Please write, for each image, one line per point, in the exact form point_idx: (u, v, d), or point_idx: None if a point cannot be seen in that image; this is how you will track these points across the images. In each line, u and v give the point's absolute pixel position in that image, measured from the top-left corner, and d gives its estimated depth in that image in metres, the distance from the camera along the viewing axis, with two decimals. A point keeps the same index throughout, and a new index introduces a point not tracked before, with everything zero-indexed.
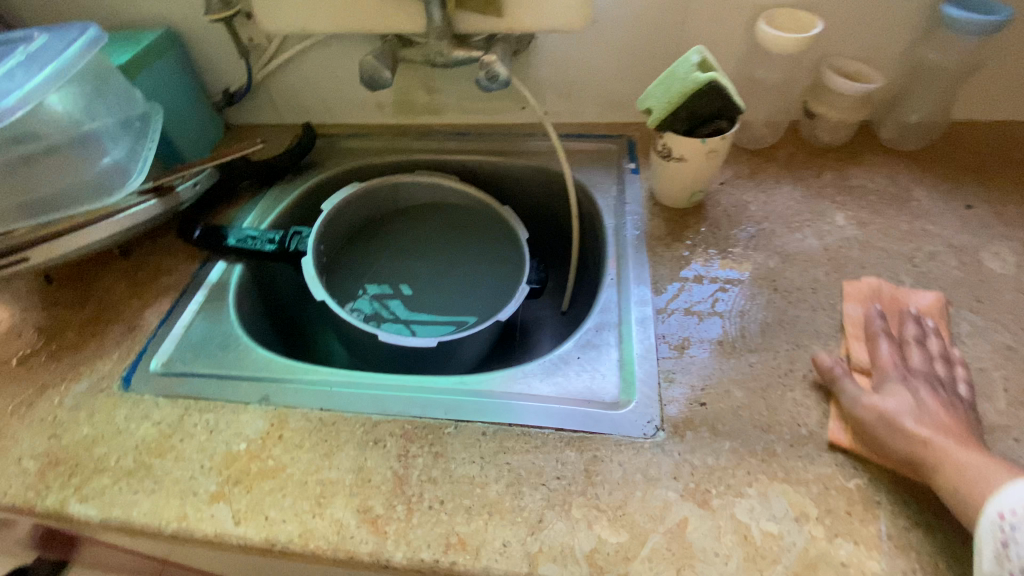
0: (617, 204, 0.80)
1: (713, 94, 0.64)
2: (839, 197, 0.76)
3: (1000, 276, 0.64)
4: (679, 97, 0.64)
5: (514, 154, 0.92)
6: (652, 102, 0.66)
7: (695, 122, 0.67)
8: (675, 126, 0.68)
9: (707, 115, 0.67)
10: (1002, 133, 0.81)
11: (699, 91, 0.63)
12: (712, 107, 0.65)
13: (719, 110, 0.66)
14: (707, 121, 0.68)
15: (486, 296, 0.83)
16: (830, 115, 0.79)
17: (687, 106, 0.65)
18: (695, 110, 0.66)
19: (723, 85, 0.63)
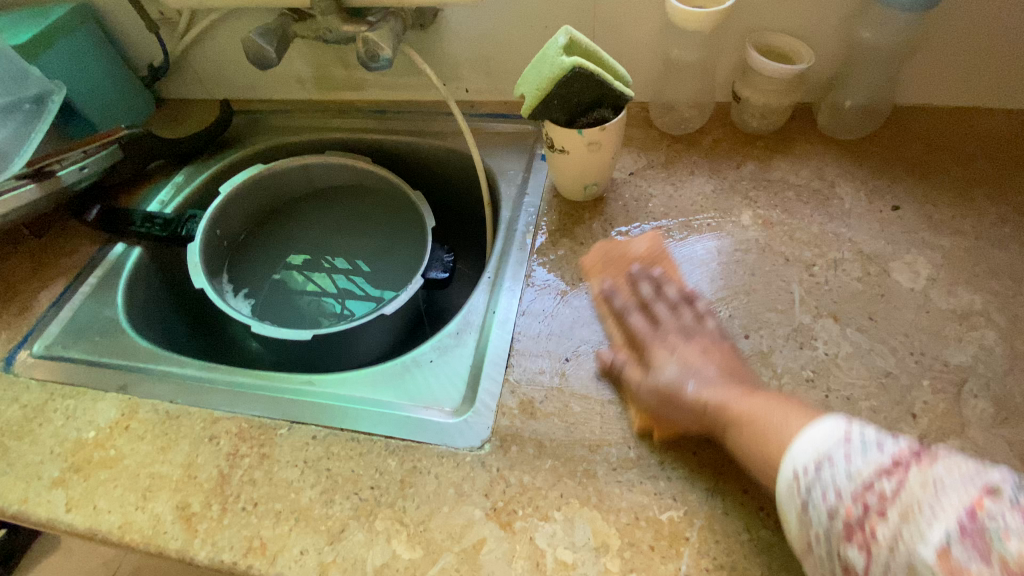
0: (518, 195, 0.76)
1: (586, 80, 0.58)
2: (752, 192, 0.69)
3: (904, 292, 0.57)
4: (549, 82, 0.58)
5: (429, 135, 0.87)
6: (524, 89, 0.60)
7: (575, 110, 0.61)
8: (551, 115, 0.62)
9: (587, 105, 0.62)
10: (956, 122, 0.73)
11: (567, 76, 0.57)
12: (589, 94, 0.60)
13: (598, 98, 0.61)
14: (588, 111, 0.62)
15: (405, 271, 0.83)
16: (754, 99, 0.72)
17: (559, 94, 0.59)
18: (570, 98, 0.60)
19: (592, 71, 0.57)
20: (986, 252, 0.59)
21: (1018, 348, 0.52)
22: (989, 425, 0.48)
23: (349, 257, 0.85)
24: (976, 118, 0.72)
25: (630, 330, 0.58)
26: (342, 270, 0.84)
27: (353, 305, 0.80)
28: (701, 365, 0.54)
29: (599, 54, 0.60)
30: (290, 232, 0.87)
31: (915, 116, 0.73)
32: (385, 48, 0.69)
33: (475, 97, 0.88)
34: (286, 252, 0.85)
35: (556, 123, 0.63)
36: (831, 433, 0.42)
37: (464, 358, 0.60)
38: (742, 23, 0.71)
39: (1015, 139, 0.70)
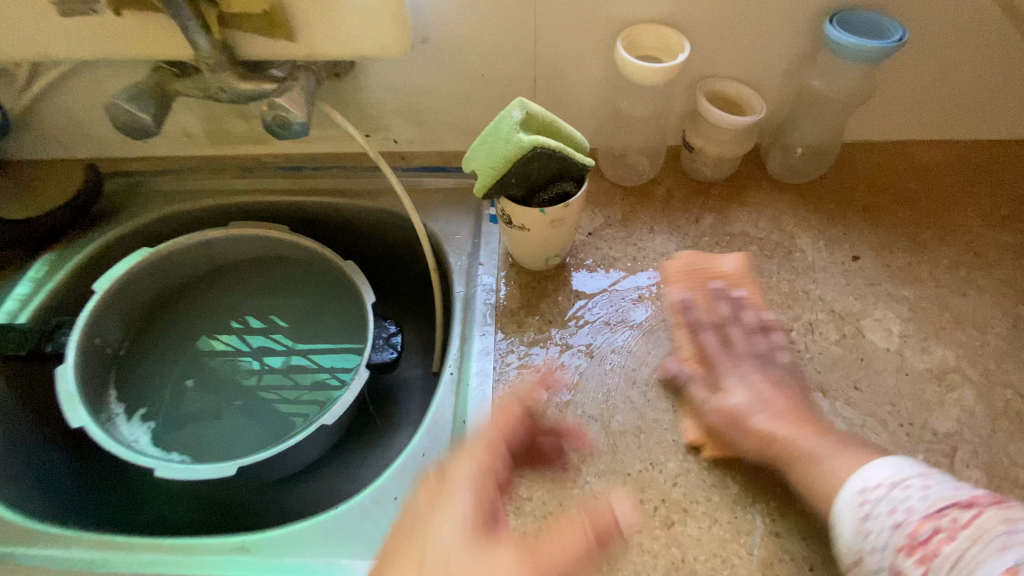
0: (470, 265, 0.68)
1: (547, 157, 0.52)
2: (717, 248, 0.66)
3: (880, 354, 0.56)
4: (505, 162, 0.51)
5: (356, 195, 0.76)
6: (476, 167, 0.53)
7: (534, 186, 0.55)
8: (509, 193, 0.55)
9: (547, 178, 0.55)
10: (891, 160, 0.74)
11: (525, 155, 0.51)
12: (549, 169, 0.54)
13: (559, 173, 0.55)
14: (549, 185, 0.56)
15: (340, 335, 0.72)
16: (707, 149, 0.69)
17: (518, 173, 0.52)
18: (529, 174, 0.53)
19: (553, 148, 0.51)
20: (944, 301, 0.60)
21: (993, 406, 0.53)
22: None
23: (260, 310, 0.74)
24: (908, 155, 0.75)
25: (620, 430, 0.52)
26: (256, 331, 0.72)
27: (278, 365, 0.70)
28: (702, 466, 0.50)
29: (556, 122, 0.54)
30: (195, 312, 0.73)
31: (855, 156, 0.74)
32: (295, 114, 0.57)
33: (406, 148, 0.78)
34: (190, 328, 0.72)
35: (514, 200, 0.56)
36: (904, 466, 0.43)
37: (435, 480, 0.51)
38: (691, 70, 0.67)
39: (944, 177, 0.73)
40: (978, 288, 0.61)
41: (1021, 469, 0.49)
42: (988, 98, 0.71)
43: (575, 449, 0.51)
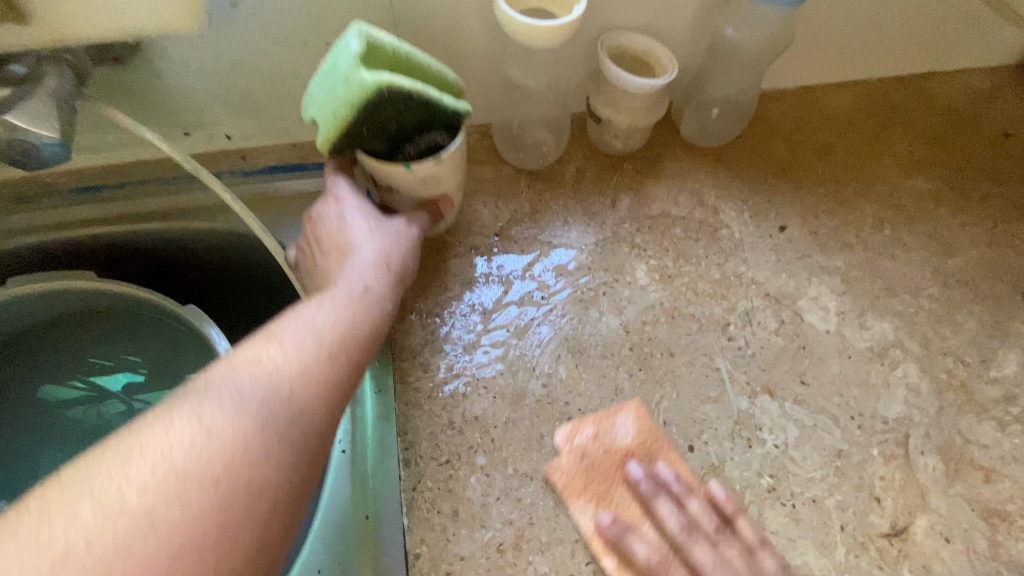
0: None
1: (404, 103, 0.42)
2: (640, 236, 0.58)
3: (822, 338, 0.52)
4: (350, 110, 0.40)
5: (188, 215, 0.58)
6: (315, 113, 0.42)
7: (396, 135, 0.46)
8: (365, 144, 0.46)
9: (410, 127, 0.46)
10: (803, 110, 0.69)
11: (373, 97, 0.40)
12: (410, 115, 0.44)
13: (423, 120, 0.46)
14: (413, 132, 0.47)
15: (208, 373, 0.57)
16: (616, 119, 0.58)
17: (369, 116, 0.42)
18: (385, 121, 0.44)
19: (410, 91, 0.41)
20: (875, 267, 0.57)
21: (934, 379, 0.50)
22: (941, 487, 0.45)
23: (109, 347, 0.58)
24: (818, 102, 0.70)
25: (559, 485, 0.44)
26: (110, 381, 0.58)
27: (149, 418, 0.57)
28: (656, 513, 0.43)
29: (412, 54, 0.44)
30: (15, 384, 0.56)
31: (768, 107, 0.68)
32: (42, 130, 0.40)
33: (246, 144, 0.60)
34: (26, 387, 0.57)
35: (374, 151, 0.47)
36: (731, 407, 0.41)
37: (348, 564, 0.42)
38: (587, 22, 0.55)
39: (856, 122, 0.69)
40: (903, 246, 0.58)
41: (970, 446, 0.47)
42: (890, 33, 0.67)
43: (508, 523, 0.42)
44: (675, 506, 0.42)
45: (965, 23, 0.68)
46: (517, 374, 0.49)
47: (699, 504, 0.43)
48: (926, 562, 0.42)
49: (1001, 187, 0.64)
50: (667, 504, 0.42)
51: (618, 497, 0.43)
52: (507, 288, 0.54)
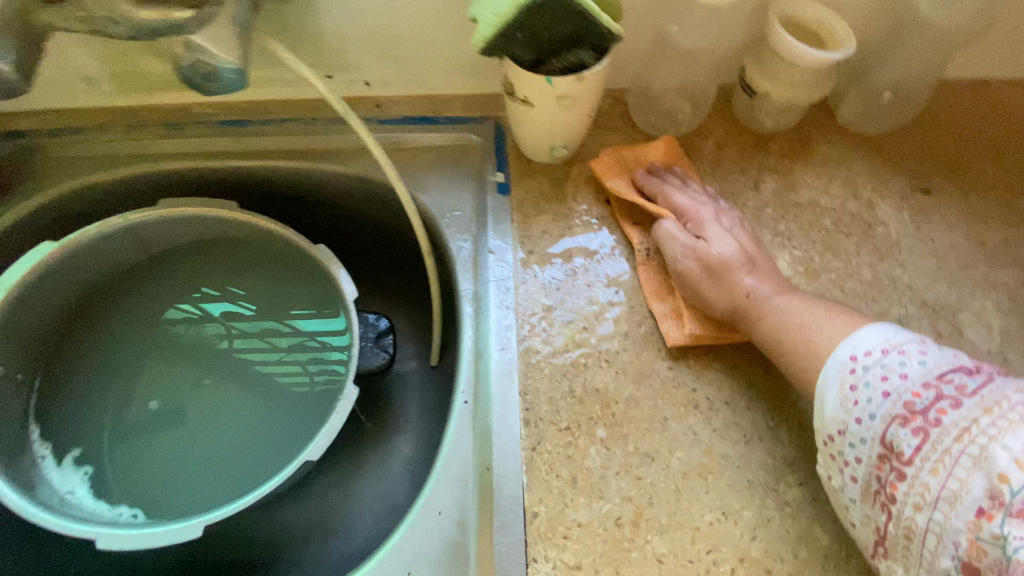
0: (478, 251, 0.54)
1: (563, 11, 0.41)
2: (782, 223, 0.54)
3: (983, 358, 0.47)
4: (511, 9, 0.41)
5: (320, 157, 0.59)
6: (477, 14, 0.43)
7: (545, 49, 0.45)
8: (515, 53, 0.45)
9: (560, 41, 0.45)
10: (981, 100, 0.61)
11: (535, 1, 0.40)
12: (564, 31, 0.43)
13: (575, 38, 0.44)
14: (562, 51, 0.46)
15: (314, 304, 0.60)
16: (774, 94, 0.54)
17: (524, 26, 0.42)
18: (539, 31, 0.43)
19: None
20: None
21: None
22: None
23: (223, 276, 0.60)
24: (1003, 97, 0.61)
25: (683, 470, 0.43)
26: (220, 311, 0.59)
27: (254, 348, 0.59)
28: (784, 513, 0.41)
29: None
30: (142, 299, 0.59)
31: (940, 97, 0.61)
32: (224, 57, 0.40)
33: (382, 92, 0.61)
34: (148, 308, 0.59)
35: (520, 64, 0.47)
36: (898, 332, 0.38)
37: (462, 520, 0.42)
38: None
39: None
40: None
41: None
42: None
43: (628, 500, 0.42)
44: (688, 203, 0.51)
45: None
46: (643, 352, 0.48)
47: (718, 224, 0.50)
48: None
49: None
50: (689, 209, 0.51)
51: (633, 232, 0.53)
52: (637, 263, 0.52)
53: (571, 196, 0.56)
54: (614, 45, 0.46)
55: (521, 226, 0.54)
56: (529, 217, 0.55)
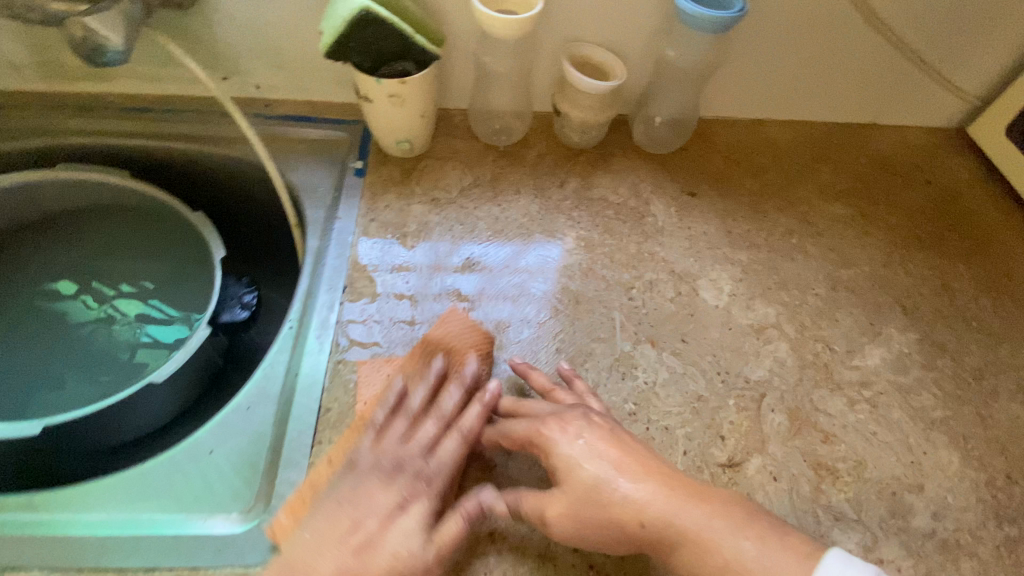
0: (327, 219, 0.65)
1: (381, 27, 0.55)
2: (577, 211, 0.68)
3: (709, 310, 0.60)
4: (343, 23, 0.54)
5: (209, 141, 0.70)
6: (322, 26, 0.56)
7: (376, 57, 0.58)
8: (353, 61, 0.58)
9: (389, 54, 0.58)
10: (748, 134, 0.79)
11: (358, 17, 0.53)
12: (388, 43, 0.57)
13: (400, 51, 0.58)
14: (391, 62, 0.60)
15: (178, 297, 0.70)
16: (573, 114, 0.69)
17: (355, 38, 0.55)
18: (369, 44, 0.56)
19: (386, 19, 0.54)
20: (773, 265, 0.65)
21: (800, 357, 0.58)
22: (782, 437, 0.52)
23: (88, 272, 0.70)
24: (765, 134, 0.79)
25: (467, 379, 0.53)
26: (73, 295, 0.69)
27: (112, 335, 0.67)
28: None
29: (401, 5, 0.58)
30: (14, 272, 0.69)
31: (715, 130, 0.78)
32: (114, 39, 0.53)
33: (270, 95, 0.73)
34: (21, 282, 0.69)
35: (361, 70, 0.60)
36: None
37: (269, 419, 0.50)
38: (557, 33, 0.67)
39: (794, 152, 0.78)
40: (805, 253, 0.67)
41: (818, 413, 0.54)
42: (832, 82, 0.77)
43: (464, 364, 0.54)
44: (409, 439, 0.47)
45: (899, 82, 0.78)
46: (512, 280, 0.61)
47: (699, 508, 0.42)
48: (751, 492, 0.49)
49: (910, 224, 0.72)
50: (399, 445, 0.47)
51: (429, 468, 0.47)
52: (536, 279, 0.62)
53: (414, 181, 0.68)
54: (433, 62, 0.60)
55: (366, 201, 0.65)
56: (376, 195, 0.66)
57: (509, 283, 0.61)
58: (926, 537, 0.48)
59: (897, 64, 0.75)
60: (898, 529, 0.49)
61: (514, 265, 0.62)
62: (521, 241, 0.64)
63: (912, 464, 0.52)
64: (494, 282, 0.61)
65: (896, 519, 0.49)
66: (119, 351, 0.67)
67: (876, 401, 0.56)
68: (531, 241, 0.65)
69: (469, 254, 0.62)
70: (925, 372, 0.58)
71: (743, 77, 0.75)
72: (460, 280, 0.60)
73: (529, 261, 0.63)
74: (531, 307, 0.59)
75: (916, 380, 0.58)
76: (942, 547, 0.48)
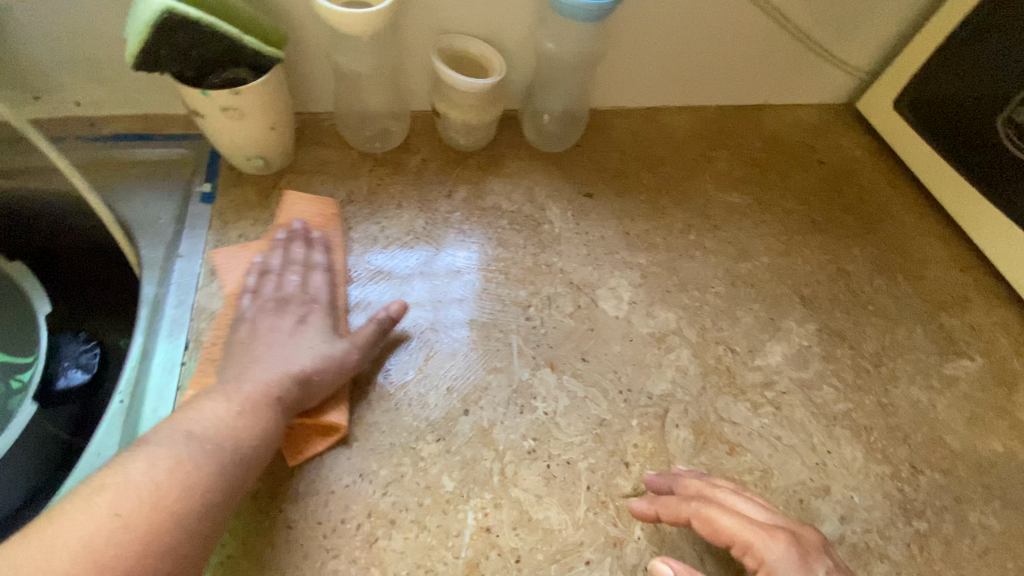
0: (169, 259, 0.56)
1: (194, 29, 0.46)
2: (466, 223, 0.62)
3: (611, 322, 0.57)
4: (142, 28, 0.44)
5: (15, 175, 0.58)
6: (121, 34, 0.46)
7: (200, 64, 0.49)
8: (172, 70, 0.49)
9: (216, 58, 0.49)
10: (645, 124, 0.75)
11: (160, 20, 0.44)
12: (210, 47, 0.48)
13: (228, 55, 0.49)
14: (220, 68, 0.51)
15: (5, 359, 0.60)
16: (453, 115, 0.62)
17: (165, 44, 0.46)
18: (186, 50, 0.47)
19: (197, 18, 0.45)
20: (673, 265, 0.62)
21: (704, 363, 0.55)
22: (687, 456, 0.50)
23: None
24: (662, 121, 0.76)
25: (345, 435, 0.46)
26: None
27: None
28: (419, 467, 0.46)
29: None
30: None
31: (610, 121, 0.74)
32: None
33: (95, 113, 0.61)
34: None
35: (185, 81, 0.51)
36: None
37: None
38: (425, 25, 0.60)
39: (692, 139, 0.75)
40: (706, 249, 0.64)
41: (723, 423, 0.52)
42: (723, 63, 0.74)
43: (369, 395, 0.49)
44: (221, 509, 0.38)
45: (788, 61, 0.76)
46: (418, 295, 0.56)
47: (776, 543, 0.41)
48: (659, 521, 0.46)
49: (806, 208, 0.72)
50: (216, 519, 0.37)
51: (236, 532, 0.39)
52: (446, 287, 0.57)
53: (277, 205, 0.59)
54: (274, 65, 0.52)
55: (217, 233, 0.56)
56: (229, 225, 0.57)
57: (428, 293, 0.56)
58: (831, 541, 0.48)
59: (785, 42, 0.74)
60: None
61: (423, 275, 0.57)
62: (420, 253, 0.59)
63: (817, 466, 0.51)
64: (400, 295, 0.56)
65: (803, 528, 0.48)
66: None
67: (780, 402, 0.54)
68: (434, 252, 0.59)
69: (379, 264, 0.57)
70: (825, 365, 0.58)
71: (634, 64, 0.70)
72: (369, 290, 0.56)
73: (439, 268, 0.58)
74: (422, 336, 0.53)
75: (817, 374, 0.57)
76: (850, 551, 0.48)
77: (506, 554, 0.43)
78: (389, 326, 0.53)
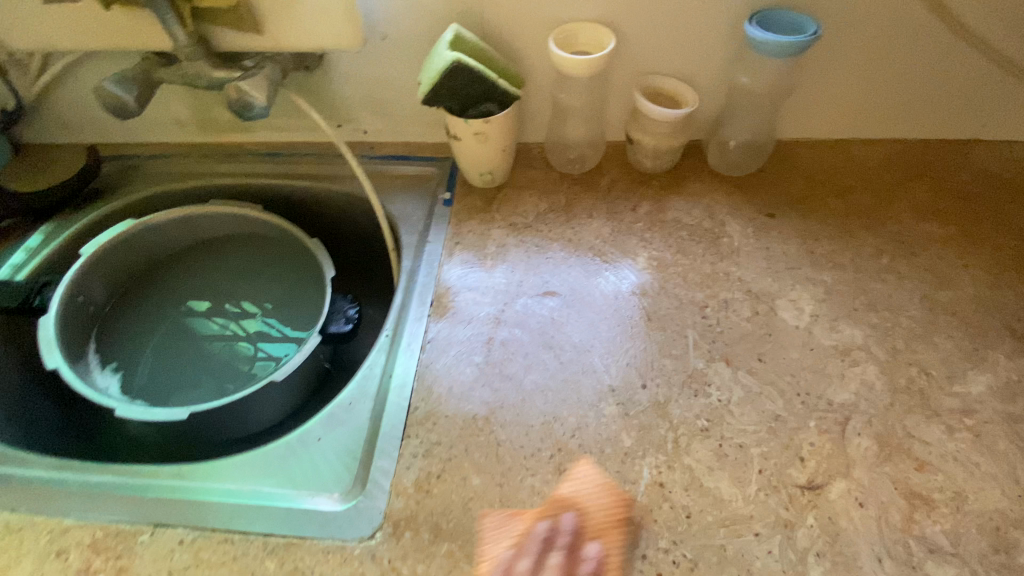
0: (419, 242, 0.73)
1: (467, 73, 0.62)
2: (649, 233, 0.70)
3: (788, 330, 0.59)
4: (435, 73, 0.62)
5: (324, 178, 0.82)
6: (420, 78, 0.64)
7: (465, 101, 0.65)
8: (446, 105, 0.66)
9: (476, 95, 0.65)
10: (830, 154, 0.77)
11: (448, 67, 0.61)
12: (475, 87, 0.64)
13: (484, 93, 0.64)
14: (478, 103, 0.66)
15: (292, 314, 0.81)
16: (645, 141, 0.73)
17: (447, 85, 0.63)
18: (459, 89, 0.64)
19: (471, 66, 0.61)
20: (858, 286, 0.62)
21: (892, 381, 0.55)
22: (869, 463, 0.50)
23: (222, 294, 0.83)
24: (849, 153, 0.77)
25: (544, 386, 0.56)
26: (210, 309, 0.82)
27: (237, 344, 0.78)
28: (601, 421, 0.53)
29: (485, 53, 0.65)
30: (167, 287, 0.83)
31: (794, 152, 0.77)
32: (258, 97, 0.65)
33: (375, 138, 0.84)
34: (171, 296, 0.82)
35: (452, 112, 0.67)
36: None
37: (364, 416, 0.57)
38: (630, 68, 0.72)
39: (884, 171, 0.75)
40: (898, 274, 0.63)
41: (911, 440, 0.51)
42: (924, 96, 0.74)
43: (563, 357, 0.59)
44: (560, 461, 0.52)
45: (1005, 94, 0.73)
46: (600, 285, 0.65)
47: None
48: (834, 517, 0.47)
49: None
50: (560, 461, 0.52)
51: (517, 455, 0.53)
52: (624, 283, 0.65)
53: (496, 209, 0.74)
54: (514, 101, 0.67)
55: (452, 227, 0.72)
56: (461, 221, 0.73)
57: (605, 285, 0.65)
58: None
59: (1002, 75, 0.71)
60: (1010, 570, 0.44)
61: (604, 271, 0.67)
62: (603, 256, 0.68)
63: None
64: (584, 284, 0.65)
65: (1005, 560, 0.44)
66: (244, 359, 0.77)
67: (983, 432, 0.51)
68: (615, 256, 0.68)
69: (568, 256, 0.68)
70: None
71: (822, 99, 0.74)
72: (561, 273, 0.67)
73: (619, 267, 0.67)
74: (606, 319, 0.62)
75: None
76: None
77: (677, 509, 0.48)
78: (574, 307, 0.63)
